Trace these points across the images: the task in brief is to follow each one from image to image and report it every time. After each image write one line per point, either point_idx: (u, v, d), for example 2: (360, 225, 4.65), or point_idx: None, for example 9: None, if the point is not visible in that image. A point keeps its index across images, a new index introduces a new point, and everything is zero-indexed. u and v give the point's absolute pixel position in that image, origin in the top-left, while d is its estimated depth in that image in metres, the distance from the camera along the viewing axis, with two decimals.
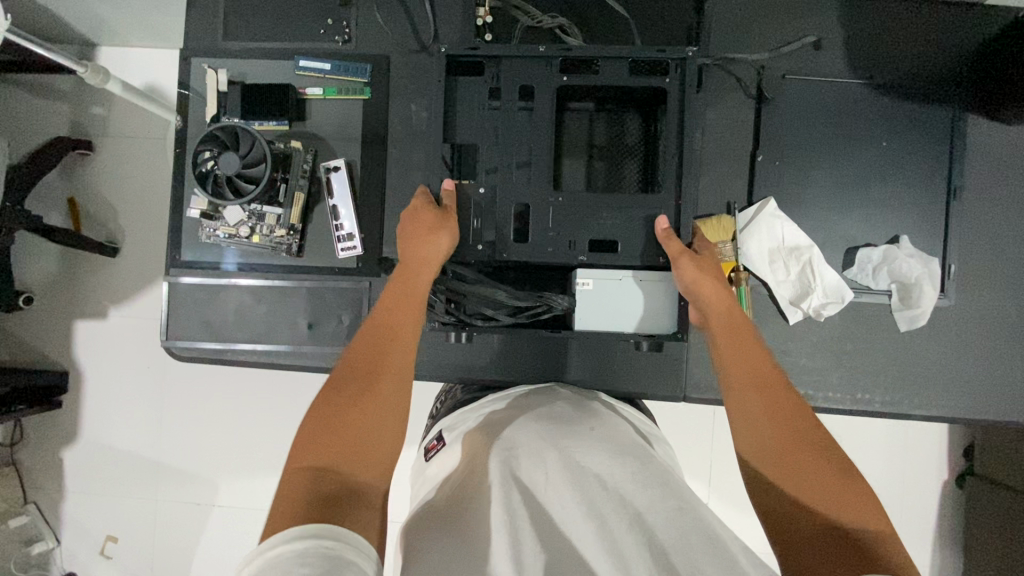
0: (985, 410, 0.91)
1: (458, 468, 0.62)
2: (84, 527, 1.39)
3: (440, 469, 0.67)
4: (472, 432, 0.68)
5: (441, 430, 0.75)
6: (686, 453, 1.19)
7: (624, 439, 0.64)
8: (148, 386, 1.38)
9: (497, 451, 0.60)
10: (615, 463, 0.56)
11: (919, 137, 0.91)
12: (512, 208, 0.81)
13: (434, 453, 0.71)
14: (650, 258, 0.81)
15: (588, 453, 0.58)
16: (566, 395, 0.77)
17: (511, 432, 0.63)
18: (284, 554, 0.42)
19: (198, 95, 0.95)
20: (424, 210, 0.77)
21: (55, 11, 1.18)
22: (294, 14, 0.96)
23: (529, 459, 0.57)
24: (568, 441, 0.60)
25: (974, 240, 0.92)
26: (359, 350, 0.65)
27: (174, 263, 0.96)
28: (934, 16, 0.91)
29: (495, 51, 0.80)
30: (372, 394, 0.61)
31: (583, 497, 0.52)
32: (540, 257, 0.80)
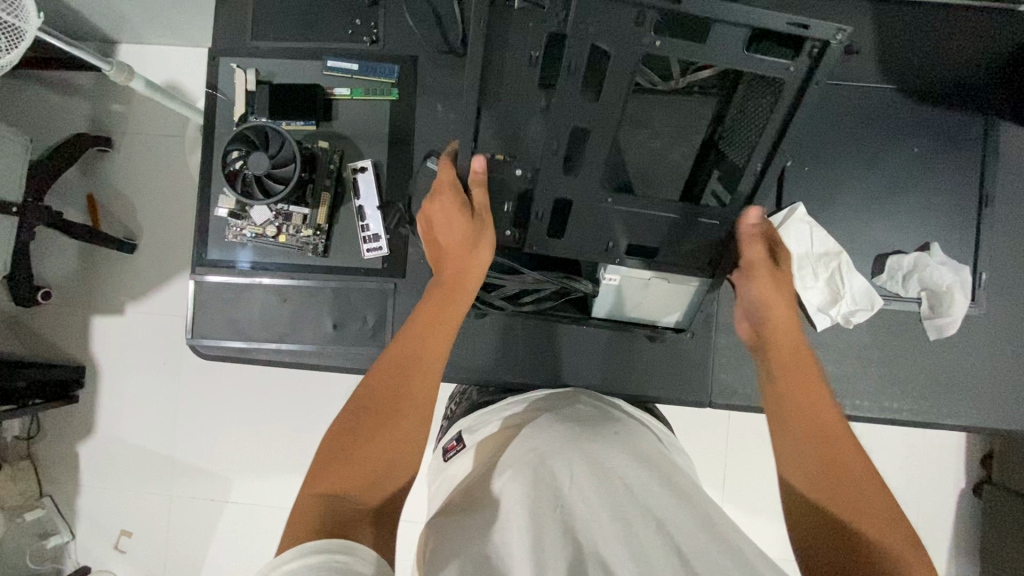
0: (1014, 420, 0.90)
1: (482, 468, 0.62)
2: (101, 521, 1.39)
3: (461, 468, 0.67)
4: (496, 434, 0.67)
5: (461, 429, 0.74)
6: (704, 459, 1.18)
7: (651, 449, 0.62)
8: (167, 382, 1.38)
9: (522, 450, 0.60)
10: (636, 467, 0.56)
11: (952, 144, 0.90)
12: (553, 201, 0.75)
13: (453, 453, 0.70)
14: (694, 259, 0.79)
15: (615, 457, 0.57)
16: (588, 399, 0.75)
17: (533, 432, 0.62)
18: (299, 569, 0.42)
19: (225, 94, 0.96)
20: (456, 211, 0.73)
21: (80, 8, 1.19)
22: (322, 13, 0.96)
23: (558, 459, 0.56)
24: (590, 441, 0.59)
25: (1005, 248, 0.91)
26: (392, 363, 0.62)
27: (200, 261, 0.96)
28: (968, 19, 0.90)
29: None
30: (398, 412, 0.59)
31: (609, 502, 0.51)
32: (576, 252, 0.78)
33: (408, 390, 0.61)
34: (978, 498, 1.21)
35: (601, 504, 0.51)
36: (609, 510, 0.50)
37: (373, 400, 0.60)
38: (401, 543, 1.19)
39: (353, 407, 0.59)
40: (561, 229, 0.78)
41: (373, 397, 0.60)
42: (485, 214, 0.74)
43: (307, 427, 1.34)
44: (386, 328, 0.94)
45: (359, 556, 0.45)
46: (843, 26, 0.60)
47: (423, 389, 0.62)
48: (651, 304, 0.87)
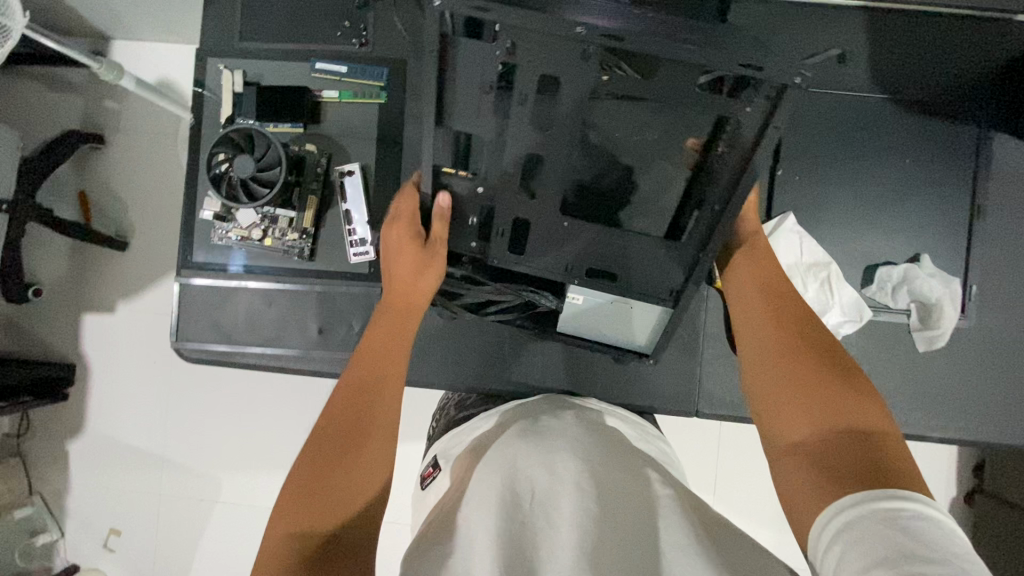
0: (1005, 434, 0.89)
1: (455, 483, 0.62)
2: (89, 519, 1.39)
3: (436, 492, 0.66)
4: (469, 449, 0.67)
5: (436, 455, 0.74)
6: (693, 466, 1.18)
7: (621, 452, 0.61)
8: (156, 381, 1.38)
9: (493, 458, 0.58)
10: (611, 471, 0.55)
11: (944, 155, 0.89)
12: (509, 222, 0.74)
13: (429, 481, 0.69)
14: (666, 284, 0.76)
15: (594, 462, 0.56)
16: (547, 404, 0.75)
17: (500, 446, 0.60)
18: None
19: (213, 94, 0.95)
20: (408, 243, 0.75)
21: (71, 5, 1.18)
22: (311, 14, 0.95)
23: (526, 465, 0.55)
24: (556, 449, 0.57)
25: (997, 259, 0.90)
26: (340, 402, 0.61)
27: (186, 264, 0.95)
28: (962, 29, 0.89)
29: (511, 19, 0.55)
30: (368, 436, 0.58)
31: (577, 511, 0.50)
32: (535, 271, 0.77)
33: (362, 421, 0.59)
34: (969, 508, 1.20)
35: (567, 516, 0.50)
36: (575, 522, 0.49)
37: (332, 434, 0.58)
38: (389, 547, 1.18)
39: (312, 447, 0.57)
40: (522, 247, 0.76)
41: (330, 434, 0.58)
42: (439, 246, 0.75)
43: (298, 429, 1.33)
44: None
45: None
46: (805, 73, 0.54)
47: (376, 418, 0.60)
48: (620, 328, 0.83)
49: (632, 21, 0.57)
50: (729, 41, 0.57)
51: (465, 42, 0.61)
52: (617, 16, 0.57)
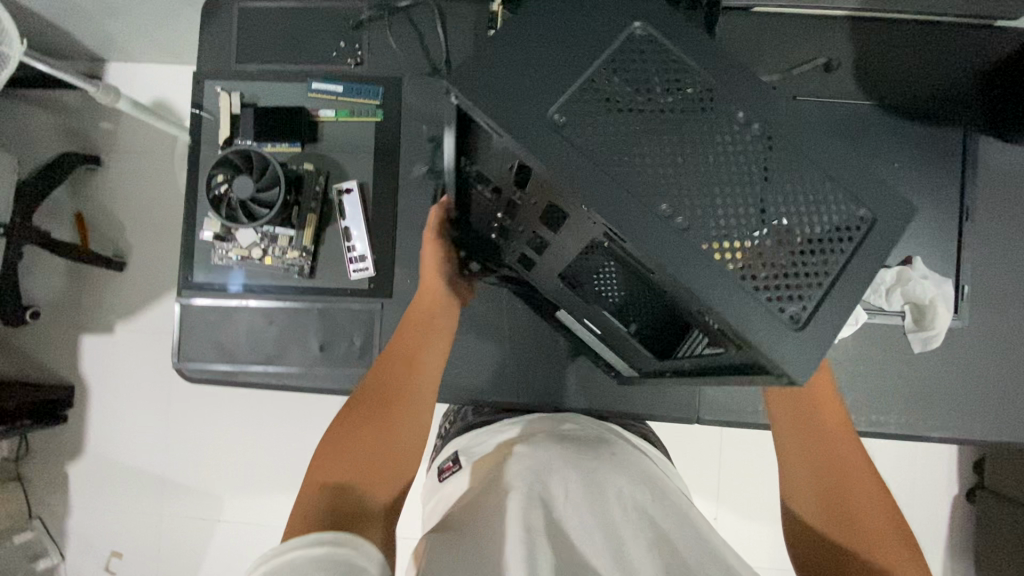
0: (1004, 432, 0.90)
1: (492, 471, 0.65)
2: (90, 541, 1.38)
3: (455, 486, 0.69)
4: (490, 452, 0.71)
5: (458, 451, 0.77)
6: (696, 471, 1.18)
7: (642, 467, 0.65)
8: (155, 400, 1.38)
9: (521, 463, 0.62)
10: (631, 483, 0.59)
11: (930, 158, 0.91)
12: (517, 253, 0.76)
13: (449, 473, 0.73)
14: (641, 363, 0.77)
15: (616, 472, 0.61)
16: (581, 421, 0.76)
17: (529, 454, 0.64)
18: (295, 559, 0.44)
19: (210, 116, 0.96)
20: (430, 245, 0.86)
21: (65, 28, 1.19)
22: (306, 35, 0.96)
23: (553, 473, 0.59)
24: (582, 462, 0.62)
25: (988, 260, 0.91)
26: (380, 378, 0.71)
27: (186, 284, 0.96)
28: (943, 36, 0.91)
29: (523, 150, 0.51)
30: (398, 419, 0.68)
31: (608, 519, 0.54)
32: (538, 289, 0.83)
33: (395, 401, 0.69)
34: (972, 503, 1.21)
35: (596, 523, 0.53)
36: (600, 525, 0.53)
37: (371, 399, 0.69)
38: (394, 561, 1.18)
39: (351, 408, 0.68)
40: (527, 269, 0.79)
41: (367, 399, 0.69)
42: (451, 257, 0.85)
43: (300, 446, 1.33)
44: (374, 348, 0.94)
45: (363, 548, 0.47)
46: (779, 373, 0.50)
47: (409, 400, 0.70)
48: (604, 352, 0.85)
49: (655, 192, 0.51)
50: (752, 275, 0.51)
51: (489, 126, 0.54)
52: (636, 196, 0.50)
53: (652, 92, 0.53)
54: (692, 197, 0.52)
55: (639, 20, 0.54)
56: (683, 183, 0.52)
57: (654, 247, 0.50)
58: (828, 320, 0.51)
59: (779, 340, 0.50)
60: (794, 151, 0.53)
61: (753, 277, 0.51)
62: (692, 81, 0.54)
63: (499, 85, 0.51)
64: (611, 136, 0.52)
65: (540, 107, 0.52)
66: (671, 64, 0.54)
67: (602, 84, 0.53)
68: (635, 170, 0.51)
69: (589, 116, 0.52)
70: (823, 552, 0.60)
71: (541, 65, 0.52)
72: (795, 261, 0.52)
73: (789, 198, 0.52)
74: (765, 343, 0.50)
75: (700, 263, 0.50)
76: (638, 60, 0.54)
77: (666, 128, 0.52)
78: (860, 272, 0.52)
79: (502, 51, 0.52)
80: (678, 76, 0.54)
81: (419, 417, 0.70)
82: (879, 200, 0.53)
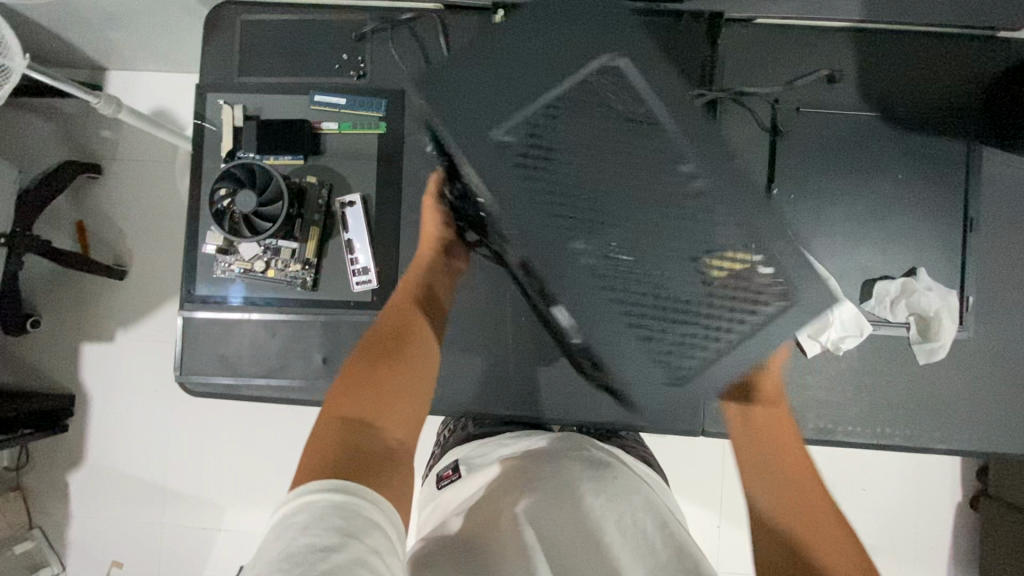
0: (1008, 443, 0.90)
1: (489, 485, 0.65)
2: (90, 552, 1.37)
3: (455, 495, 0.69)
4: (492, 464, 0.71)
5: (458, 460, 0.77)
6: (699, 480, 1.18)
7: (643, 490, 0.65)
8: (157, 410, 1.37)
9: (527, 484, 0.61)
10: (633, 507, 0.59)
11: (933, 169, 0.91)
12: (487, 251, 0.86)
13: (448, 481, 0.73)
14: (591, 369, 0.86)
15: (617, 492, 0.61)
16: (587, 444, 0.75)
17: (535, 472, 0.64)
18: (324, 502, 0.48)
19: (212, 128, 0.96)
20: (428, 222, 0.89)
21: (66, 37, 1.19)
22: (309, 47, 0.96)
23: (558, 494, 0.59)
24: (586, 483, 0.62)
25: (991, 270, 0.91)
26: (388, 329, 0.76)
27: (189, 297, 0.95)
28: (945, 47, 0.91)
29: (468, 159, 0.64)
30: (401, 363, 0.71)
31: (601, 535, 0.55)
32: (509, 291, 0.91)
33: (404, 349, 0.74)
34: (975, 511, 1.21)
35: (590, 541, 0.54)
36: (586, 536, 0.54)
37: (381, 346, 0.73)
38: None
39: (364, 353, 0.71)
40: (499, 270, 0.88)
41: (376, 346, 0.73)
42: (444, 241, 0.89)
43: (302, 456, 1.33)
44: None
45: (380, 506, 0.50)
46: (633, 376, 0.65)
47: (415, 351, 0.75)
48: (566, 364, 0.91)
49: (571, 220, 0.63)
50: (636, 308, 0.64)
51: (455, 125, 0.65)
52: (545, 217, 0.63)
53: (594, 125, 0.64)
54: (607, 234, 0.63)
55: (602, 56, 0.66)
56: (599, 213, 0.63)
57: (560, 272, 0.63)
58: (690, 358, 0.65)
59: (640, 369, 0.65)
60: (711, 207, 0.64)
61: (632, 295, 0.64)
62: (636, 126, 0.64)
63: (465, 98, 0.65)
64: (553, 163, 0.63)
65: (493, 127, 0.64)
66: (622, 109, 0.65)
67: (557, 119, 0.64)
68: (563, 204, 0.63)
69: (533, 139, 0.63)
70: (780, 542, 0.60)
71: (508, 84, 0.65)
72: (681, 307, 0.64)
73: (688, 230, 0.63)
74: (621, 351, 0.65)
75: (594, 288, 0.64)
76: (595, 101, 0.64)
77: (600, 165, 0.63)
78: (735, 329, 0.64)
79: (476, 69, 0.65)
80: (624, 119, 0.65)
81: (426, 365, 0.74)
82: (783, 257, 0.64)
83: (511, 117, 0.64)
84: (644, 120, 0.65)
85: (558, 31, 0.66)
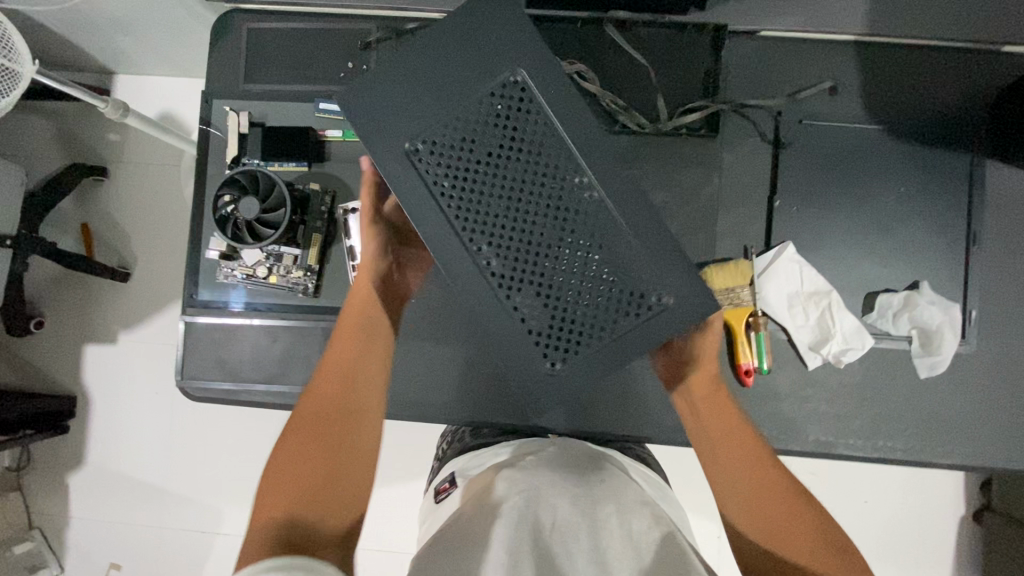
0: (1011, 458, 0.89)
1: (471, 495, 0.66)
2: (89, 554, 1.37)
3: (451, 506, 0.70)
4: (483, 472, 0.71)
5: (454, 472, 0.78)
6: (700, 492, 1.18)
7: (633, 491, 0.65)
8: (157, 413, 1.37)
9: (516, 483, 0.62)
10: (619, 506, 0.60)
11: (937, 183, 0.91)
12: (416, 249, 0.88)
13: (445, 495, 0.73)
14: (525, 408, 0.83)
15: (602, 495, 0.61)
16: (579, 450, 0.76)
17: (524, 473, 0.65)
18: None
19: (218, 135, 0.96)
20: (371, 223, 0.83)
21: (74, 41, 1.20)
22: (315, 55, 0.97)
23: (548, 496, 0.60)
24: (571, 483, 0.62)
25: (995, 284, 0.91)
26: (326, 382, 0.71)
27: (190, 302, 0.96)
28: (949, 60, 0.91)
29: (380, 162, 0.64)
30: (339, 431, 0.67)
31: (596, 545, 0.55)
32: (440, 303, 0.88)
33: (342, 411, 0.69)
34: (978, 525, 1.20)
35: (586, 548, 0.53)
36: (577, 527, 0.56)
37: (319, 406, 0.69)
38: None
39: (300, 417, 0.68)
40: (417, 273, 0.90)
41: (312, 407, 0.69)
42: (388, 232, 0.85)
43: None
44: None
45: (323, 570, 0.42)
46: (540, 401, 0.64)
47: (357, 411, 0.70)
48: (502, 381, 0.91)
49: (477, 234, 0.62)
50: (532, 316, 0.63)
51: (369, 122, 0.64)
52: (451, 231, 0.63)
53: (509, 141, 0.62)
54: (504, 241, 0.63)
55: (522, 68, 0.62)
56: (497, 220, 0.62)
57: (453, 274, 0.63)
58: (583, 373, 0.64)
59: (531, 380, 0.64)
60: (614, 220, 0.62)
61: (537, 318, 0.63)
62: (545, 133, 0.62)
63: (384, 97, 0.63)
64: (467, 175, 0.63)
65: (403, 132, 0.63)
66: (529, 115, 0.62)
67: (461, 123, 0.63)
68: (462, 208, 0.63)
69: (446, 149, 0.63)
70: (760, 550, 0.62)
71: (428, 89, 0.63)
72: (575, 319, 0.63)
73: (596, 255, 0.62)
74: (523, 371, 0.64)
75: (488, 292, 0.63)
76: (502, 106, 0.62)
77: (499, 170, 0.62)
78: (632, 350, 0.63)
79: (396, 68, 0.63)
80: (532, 128, 0.62)
81: (369, 423, 0.70)
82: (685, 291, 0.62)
83: (428, 122, 0.63)
84: (551, 127, 0.62)
85: (474, 28, 0.62)
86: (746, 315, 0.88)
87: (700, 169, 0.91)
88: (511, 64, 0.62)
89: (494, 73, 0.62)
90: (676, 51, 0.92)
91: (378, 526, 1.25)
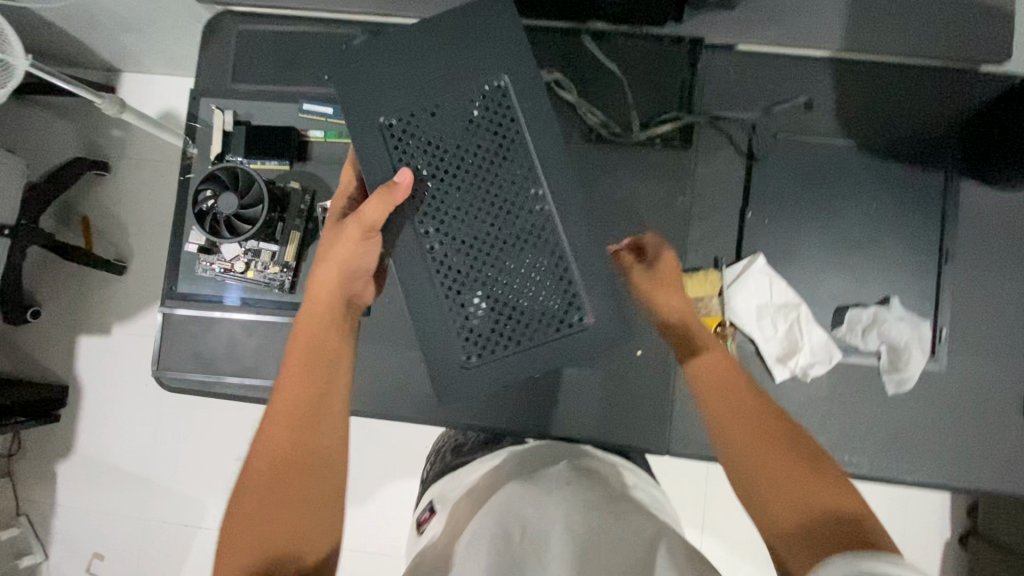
0: (980, 479, 0.88)
1: (449, 524, 0.66)
2: (72, 542, 1.39)
3: (431, 532, 0.70)
4: (459, 498, 0.72)
5: (433, 500, 0.77)
6: (679, 504, 1.17)
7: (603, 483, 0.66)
8: (143, 404, 1.39)
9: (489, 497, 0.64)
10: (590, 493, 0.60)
11: (911, 200, 0.91)
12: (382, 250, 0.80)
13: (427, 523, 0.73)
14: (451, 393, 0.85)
15: (573, 488, 0.61)
16: (541, 454, 0.79)
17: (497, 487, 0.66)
18: None
19: (204, 133, 0.99)
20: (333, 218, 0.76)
21: (77, 38, 1.24)
22: (301, 57, 0.99)
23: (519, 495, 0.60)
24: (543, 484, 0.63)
25: (968, 303, 0.90)
26: (282, 405, 0.62)
27: (170, 294, 0.98)
28: (927, 77, 0.92)
29: (355, 128, 0.70)
30: (303, 453, 0.60)
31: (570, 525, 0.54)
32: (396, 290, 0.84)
33: (303, 429, 0.61)
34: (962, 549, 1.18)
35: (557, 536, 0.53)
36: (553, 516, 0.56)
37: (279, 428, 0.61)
38: None
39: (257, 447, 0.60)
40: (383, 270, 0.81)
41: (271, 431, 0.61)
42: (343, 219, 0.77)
43: None
44: None
45: None
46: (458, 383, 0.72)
47: (318, 427, 0.62)
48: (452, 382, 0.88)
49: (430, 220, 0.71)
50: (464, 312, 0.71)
51: (353, 84, 0.70)
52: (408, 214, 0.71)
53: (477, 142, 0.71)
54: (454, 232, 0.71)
55: (505, 77, 0.70)
56: (451, 211, 0.71)
57: (404, 254, 0.71)
58: (498, 366, 0.72)
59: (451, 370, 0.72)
60: (556, 234, 0.70)
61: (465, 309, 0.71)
62: (513, 142, 0.70)
63: (373, 68, 0.70)
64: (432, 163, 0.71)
65: (382, 104, 0.70)
66: (501, 123, 0.70)
67: (439, 112, 0.71)
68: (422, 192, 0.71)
69: (418, 133, 0.71)
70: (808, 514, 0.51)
71: (415, 72, 0.70)
72: (499, 324, 0.71)
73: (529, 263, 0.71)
74: (444, 353, 0.72)
75: (429, 277, 0.71)
76: (482, 108, 0.70)
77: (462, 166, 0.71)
78: (547, 357, 0.72)
79: (392, 45, 0.70)
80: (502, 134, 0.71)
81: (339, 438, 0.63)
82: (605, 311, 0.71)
83: (407, 104, 0.70)
84: (521, 137, 0.70)
85: (475, 30, 0.70)
86: (712, 325, 0.89)
87: (674, 179, 0.92)
88: (496, 69, 0.70)
89: (482, 76, 0.70)
90: (655, 62, 0.93)
91: (356, 525, 1.26)
